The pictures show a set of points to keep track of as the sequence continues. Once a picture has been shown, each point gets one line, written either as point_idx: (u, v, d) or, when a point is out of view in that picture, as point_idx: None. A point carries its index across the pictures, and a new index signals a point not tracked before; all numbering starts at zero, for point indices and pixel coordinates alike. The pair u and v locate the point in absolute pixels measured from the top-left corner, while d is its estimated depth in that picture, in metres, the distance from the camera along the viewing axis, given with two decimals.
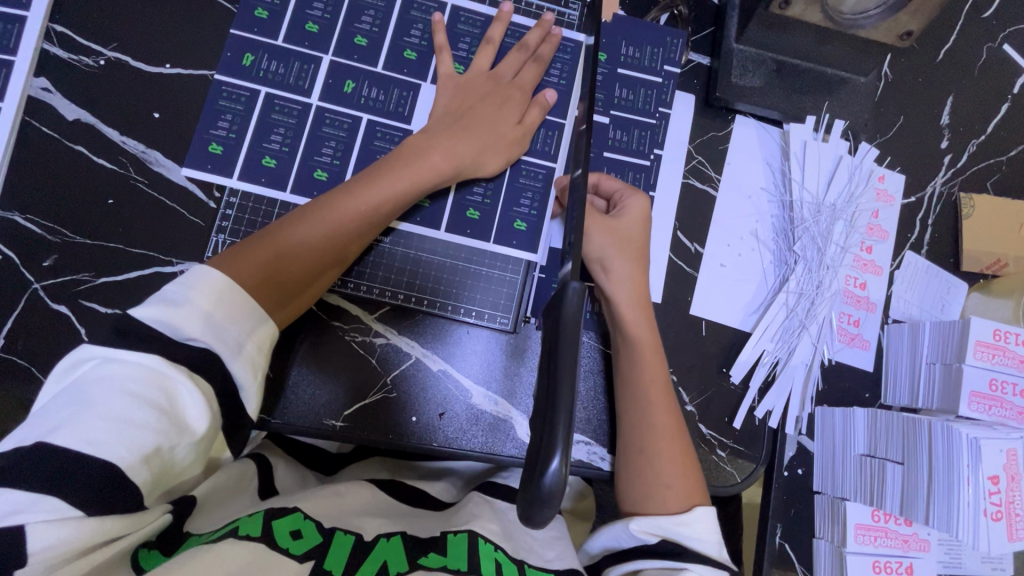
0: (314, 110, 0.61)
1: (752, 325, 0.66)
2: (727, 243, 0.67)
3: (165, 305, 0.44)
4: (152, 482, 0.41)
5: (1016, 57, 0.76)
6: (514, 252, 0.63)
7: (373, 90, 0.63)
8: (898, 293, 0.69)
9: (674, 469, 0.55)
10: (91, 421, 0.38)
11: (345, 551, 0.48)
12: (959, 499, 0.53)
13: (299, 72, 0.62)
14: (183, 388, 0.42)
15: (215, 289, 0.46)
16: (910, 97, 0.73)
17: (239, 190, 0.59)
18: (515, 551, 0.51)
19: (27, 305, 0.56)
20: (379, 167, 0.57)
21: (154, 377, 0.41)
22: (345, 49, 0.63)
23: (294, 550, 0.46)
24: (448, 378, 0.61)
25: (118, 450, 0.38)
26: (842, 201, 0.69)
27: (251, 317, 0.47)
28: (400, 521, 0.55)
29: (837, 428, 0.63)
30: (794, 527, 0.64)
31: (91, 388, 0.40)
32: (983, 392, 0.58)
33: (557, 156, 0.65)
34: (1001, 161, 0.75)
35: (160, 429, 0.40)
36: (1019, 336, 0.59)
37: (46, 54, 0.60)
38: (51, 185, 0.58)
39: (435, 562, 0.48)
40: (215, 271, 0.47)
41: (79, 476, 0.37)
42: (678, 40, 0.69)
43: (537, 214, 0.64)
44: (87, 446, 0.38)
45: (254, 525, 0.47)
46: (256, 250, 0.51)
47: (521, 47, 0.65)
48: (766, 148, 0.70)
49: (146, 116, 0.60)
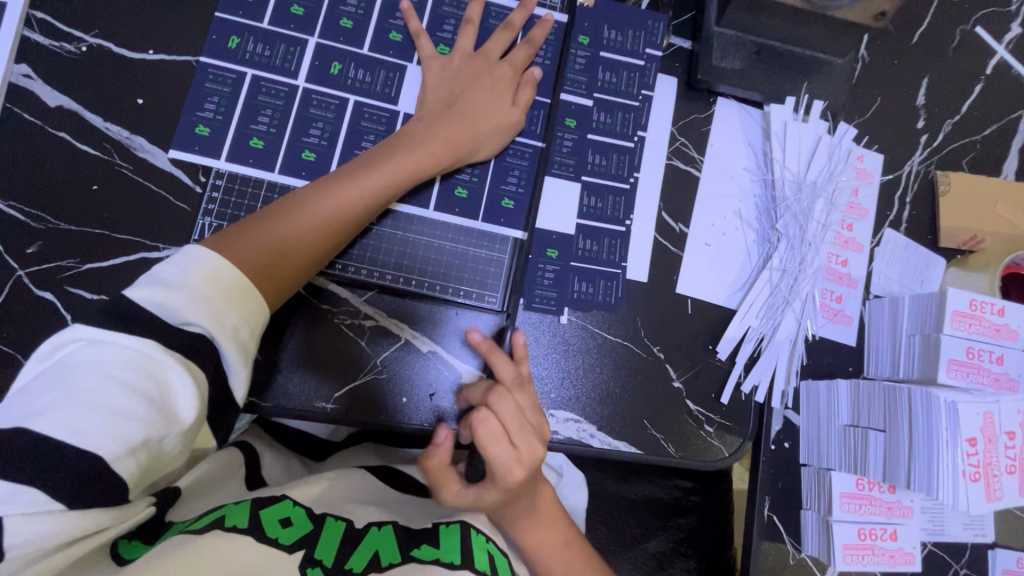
0: (301, 91, 0.62)
1: (737, 302, 0.67)
2: (712, 222, 0.68)
3: (161, 286, 0.44)
4: (138, 473, 0.40)
5: (988, 39, 0.78)
6: (501, 230, 0.64)
7: (359, 72, 0.63)
8: (879, 269, 0.71)
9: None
10: (76, 409, 0.38)
11: (336, 538, 0.49)
12: (939, 463, 0.54)
13: (285, 54, 0.62)
14: (174, 375, 0.42)
15: (210, 271, 0.46)
16: (886, 78, 0.75)
17: (225, 172, 0.59)
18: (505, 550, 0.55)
19: (10, 292, 0.56)
20: (380, 153, 0.57)
21: (144, 364, 0.41)
22: (331, 31, 0.63)
23: (282, 539, 0.46)
24: (433, 368, 0.61)
25: (105, 440, 0.38)
26: (823, 178, 0.70)
27: (251, 301, 0.47)
28: (390, 509, 0.56)
29: (820, 402, 0.65)
30: (783, 500, 0.65)
31: (77, 373, 0.39)
32: (960, 359, 0.59)
33: (543, 135, 0.66)
34: (976, 140, 0.77)
35: (148, 421, 0.40)
36: (994, 305, 0.60)
37: (26, 41, 0.59)
38: (34, 172, 0.58)
39: (427, 554, 0.49)
40: (213, 253, 0.47)
41: (64, 464, 0.37)
42: (659, 23, 0.69)
43: (524, 191, 0.65)
44: (71, 434, 0.37)
45: (240, 516, 0.47)
46: (255, 233, 0.51)
47: (506, 26, 0.66)
48: (748, 129, 0.71)
49: (129, 102, 0.60)
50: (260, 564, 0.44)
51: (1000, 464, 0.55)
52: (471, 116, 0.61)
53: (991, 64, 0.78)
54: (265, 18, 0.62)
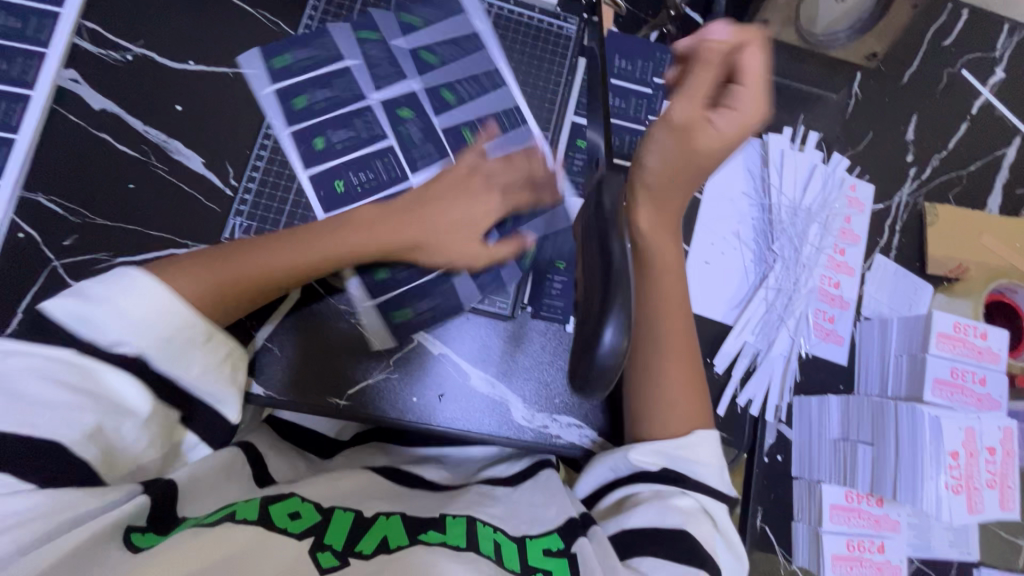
0: (332, 103, 0.65)
1: (734, 318, 0.70)
2: (712, 242, 0.72)
3: (80, 301, 0.48)
4: (99, 457, 0.46)
5: (974, 81, 0.84)
6: (515, 236, 0.66)
7: (390, 88, 0.67)
8: (869, 292, 0.74)
9: (682, 388, 0.58)
10: (27, 407, 0.43)
11: (345, 525, 0.51)
12: (923, 475, 0.57)
13: (329, 65, 0.67)
14: (111, 375, 0.47)
15: (129, 288, 0.48)
16: (878, 114, 0.80)
17: (258, 166, 0.63)
18: (515, 531, 0.54)
19: (45, 281, 0.59)
20: (345, 218, 0.58)
21: (72, 366, 0.46)
22: (373, 52, 0.68)
23: (292, 530, 0.48)
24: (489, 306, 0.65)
25: (57, 429, 0.44)
26: (817, 205, 0.74)
27: (176, 321, 0.49)
28: (399, 501, 0.57)
29: (812, 416, 0.67)
30: (775, 510, 0.67)
31: (21, 376, 0.44)
32: (945, 379, 0.62)
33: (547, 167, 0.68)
34: (961, 175, 0.81)
35: (91, 410, 0.45)
36: (976, 328, 0.64)
37: (76, 48, 0.63)
38: (74, 169, 0.61)
39: (434, 538, 0.51)
40: (148, 279, 0.49)
41: (28, 452, 0.43)
42: (666, 56, 0.74)
43: (522, 193, 0.67)
44: (22, 426, 0.43)
45: (250, 509, 0.49)
46: (239, 251, 0.55)
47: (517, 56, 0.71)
48: (748, 156, 0.75)
49: (168, 108, 0.64)
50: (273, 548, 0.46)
51: (981, 478, 0.58)
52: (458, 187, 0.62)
53: (976, 104, 0.83)
54: (300, 37, 0.67)
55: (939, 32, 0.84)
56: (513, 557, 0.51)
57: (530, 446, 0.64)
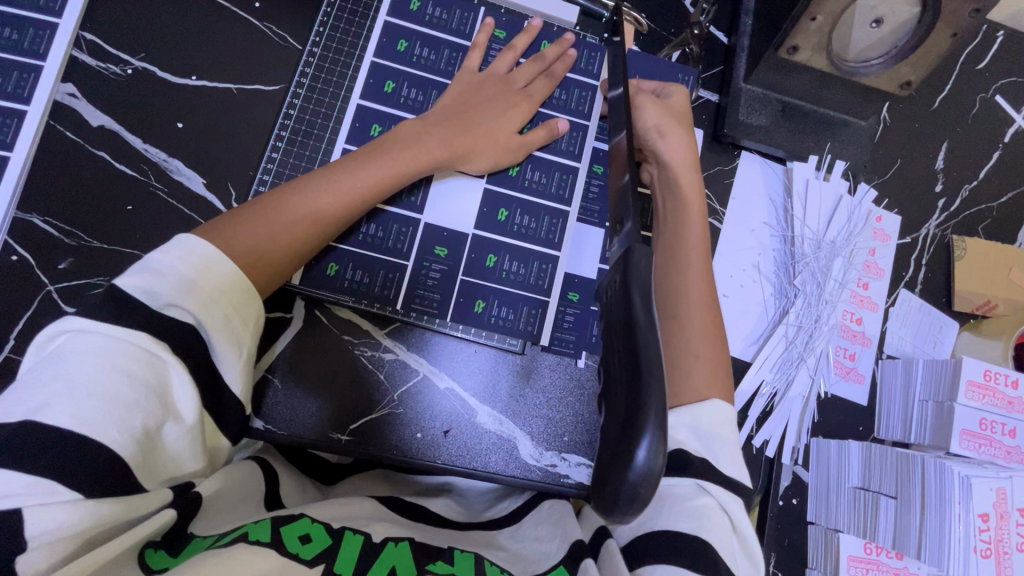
0: (355, 104, 0.63)
1: (752, 355, 0.68)
2: (731, 274, 0.69)
3: (151, 275, 0.45)
4: (143, 461, 0.41)
5: (1007, 108, 0.80)
6: (538, 253, 0.64)
7: (412, 90, 0.65)
8: (893, 330, 0.71)
9: (706, 342, 0.56)
10: (79, 398, 0.38)
11: (354, 552, 0.47)
12: (951, 535, 0.54)
13: (340, 73, 0.64)
14: (175, 374, 0.43)
15: (201, 261, 0.47)
16: (907, 141, 0.77)
17: (267, 179, 0.60)
18: (523, 570, 0.50)
19: (39, 306, 0.56)
20: (370, 150, 0.57)
21: (149, 356, 0.42)
22: (388, 52, 0.65)
23: (303, 555, 0.45)
24: (515, 281, 0.63)
25: (109, 429, 0.38)
26: (841, 238, 0.71)
27: (237, 295, 0.48)
28: (408, 526, 0.54)
29: (831, 461, 0.65)
30: (789, 556, 0.65)
31: (75, 363, 0.39)
32: (974, 430, 0.60)
33: (571, 199, 0.66)
34: (992, 206, 0.78)
35: (149, 410, 0.41)
36: (1007, 377, 0.61)
37: (74, 60, 0.61)
38: (70, 189, 0.59)
39: (442, 569, 0.47)
40: (199, 241, 0.47)
41: (70, 456, 0.37)
42: (689, 76, 0.71)
43: (536, 227, 0.65)
44: (76, 423, 0.38)
45: (262, 531, 0.45)
46: (275, 196, 0.54)
47: (538, 58, 0.67)
48: (769, 185, 0.72)
49: (169, 125, 0.61)
50: None
51: (1012, 542, 0.56)
52: (496, 139, 0.63)
53: (1009, 132, 0.80)
54: (305, 50, 0.64)
55: (972, 56, 0.80)
56: None
57: (537, 487, 0.62)
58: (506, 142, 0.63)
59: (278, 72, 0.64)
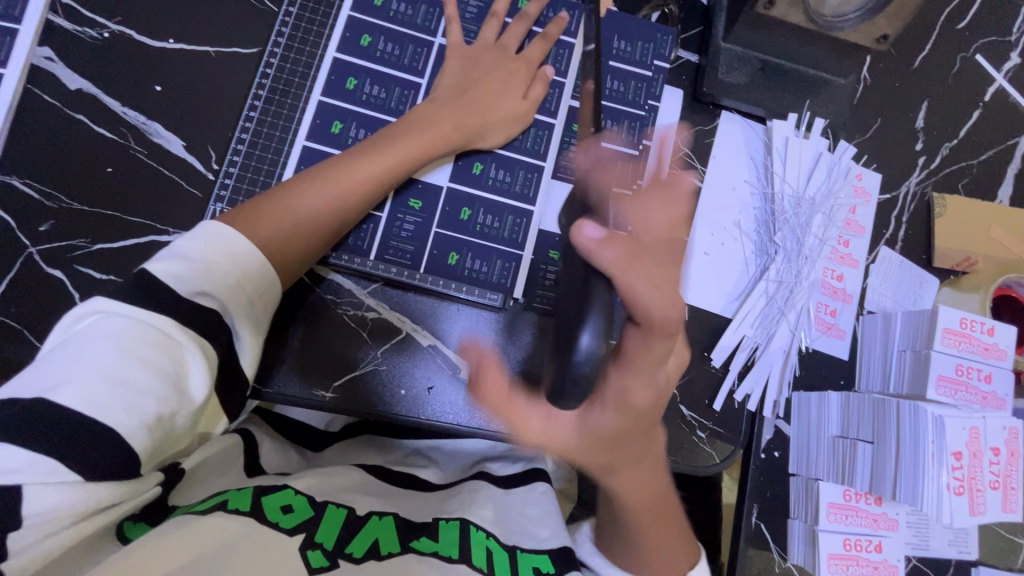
0: (331, 60, 0.63)
1: (733, 311, 0.68)
2: (711, 232, 0.69)
3: (178, 261, 0.45)
4: (152, 449, 0.41)
5: (987, 67, 0.80)
6: (514, 207, 0.65)
7: (389, 45, 0.65)
8: (873, 286, 0.72)
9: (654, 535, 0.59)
10: (96, 383, 0.38)
11: (336, 524, 0.49)
12: (924, 474, 0.55)
13: (316, 31, 0.64)
14: (191, 358, 0.43)
15: (225, 248, 0.47)
16: (887, 100, 0.77)
17: (246, 138, 0.61)
18: (505, 539, 0.54)
19: (21, 268, 0.57)
20: (384, 134, 0.58)
21: (166, 344, 0.42)
22: (364, 7, 0.65)
23: (283, 524, 0.47)
24: (492, 235, 0.64)
25: (120, 417, 0.38)
26: (821, 195, 0.72)
27: (262, 281, 0.48)
28: (390, 500, 0.56)
29: (811, 413, 0.66)
30: (770, 508, 0.66)
31: (94, 346, 0.40)
32: (950, 376, 0.60)
33: (546, 155, 0.66)
34: (972, 164, 0.78)
35: (163, 398, 0.40)
36: (983, 324, 0.61)
37: (50, 24, 0.60)
38: (50, 152, 0.59)
39: (427, 547, 0.50)
40: (225, 227, 0.48)
41: (74, 437, 0.37)
42: (668, 37, 0.71)
43: (510, 181, 0.65)
44: (88, 408, 0.38)
45: (244, 500, 0.48)
46: (296, 185, 0.54)
47: (522, 17, 0.67)
48: (750, 143, 0.73)
49: (147, 88, 0.61)
50: (257, 543, 0.44)
51: (984, 479, 0.57)
52: (511, 118, 0.64)
53: (989, 91, 0.80)
54: (281, 11, 0.64)
55: (952, 15, 0.80)
56: (503, 568, 0.51)
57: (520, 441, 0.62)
58: (516, 108, 0.64)
59: (256, 34, 0.64)
